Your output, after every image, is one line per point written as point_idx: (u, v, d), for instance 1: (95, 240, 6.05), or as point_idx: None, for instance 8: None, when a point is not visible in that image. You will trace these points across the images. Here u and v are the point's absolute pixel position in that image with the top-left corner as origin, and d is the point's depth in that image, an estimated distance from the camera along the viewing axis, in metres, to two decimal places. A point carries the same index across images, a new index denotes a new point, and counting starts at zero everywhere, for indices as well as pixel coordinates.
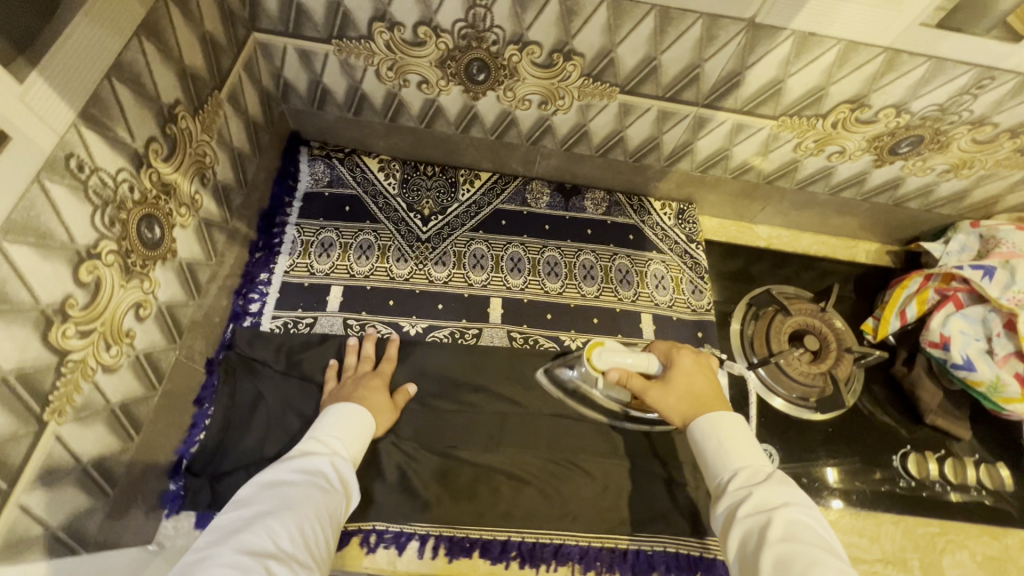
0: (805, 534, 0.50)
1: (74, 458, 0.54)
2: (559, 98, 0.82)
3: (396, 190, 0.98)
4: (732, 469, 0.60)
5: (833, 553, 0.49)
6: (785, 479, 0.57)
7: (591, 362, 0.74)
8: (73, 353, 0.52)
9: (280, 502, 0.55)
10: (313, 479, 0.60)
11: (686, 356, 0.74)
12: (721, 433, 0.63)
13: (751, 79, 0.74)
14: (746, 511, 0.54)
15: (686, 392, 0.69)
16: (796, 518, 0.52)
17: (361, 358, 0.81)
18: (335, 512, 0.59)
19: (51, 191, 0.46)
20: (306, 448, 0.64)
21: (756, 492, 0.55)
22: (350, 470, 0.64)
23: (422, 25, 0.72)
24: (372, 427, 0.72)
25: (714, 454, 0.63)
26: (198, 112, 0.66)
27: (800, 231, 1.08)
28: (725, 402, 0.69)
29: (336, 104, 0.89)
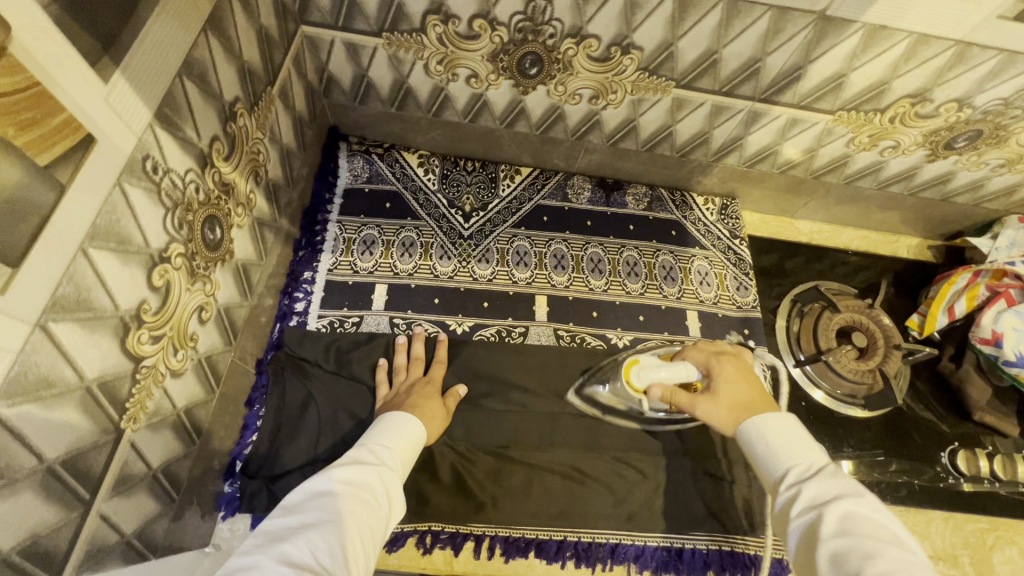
0: (861, 527, 0.44)
1: (146, 465, 0.53)
2: (611, 92, 0.80)
3: (436, 186, 0.97)
4: (783, 466, 0.54)
5: (898, 546, 0.42)
6: (840, 472, 0.50)
7: (631, 386, 0.71)
8: (146, 359, 0.50)
9: (325, 512, 0.50)
10: (358, 486, 0.55)
11: (726, 362, 0.68)
12: (768, 431, 0.57)
13: (812, 74, 0.73)
14: (799, 508, 0.48)
15: (732, 399, 0.64)
16: (853, 511, 0.45)
17: (411, 359, 0.80)
18: (377, 528, 0.53)
19: (130, 194, 0.45)
20: (354, 455, 0.60)
21: (808, 487, 0.49)
22: (396, 482, 0.59)
23: (478, 18, 0.70)
24: (422, 439, 0.68)
25: (764, 453, 0.56)
26: (254, 109, 0.65)
27: (841, 226, 1.07)
28: (774, 404, 0.62)
29: (379, 99, 0.87)
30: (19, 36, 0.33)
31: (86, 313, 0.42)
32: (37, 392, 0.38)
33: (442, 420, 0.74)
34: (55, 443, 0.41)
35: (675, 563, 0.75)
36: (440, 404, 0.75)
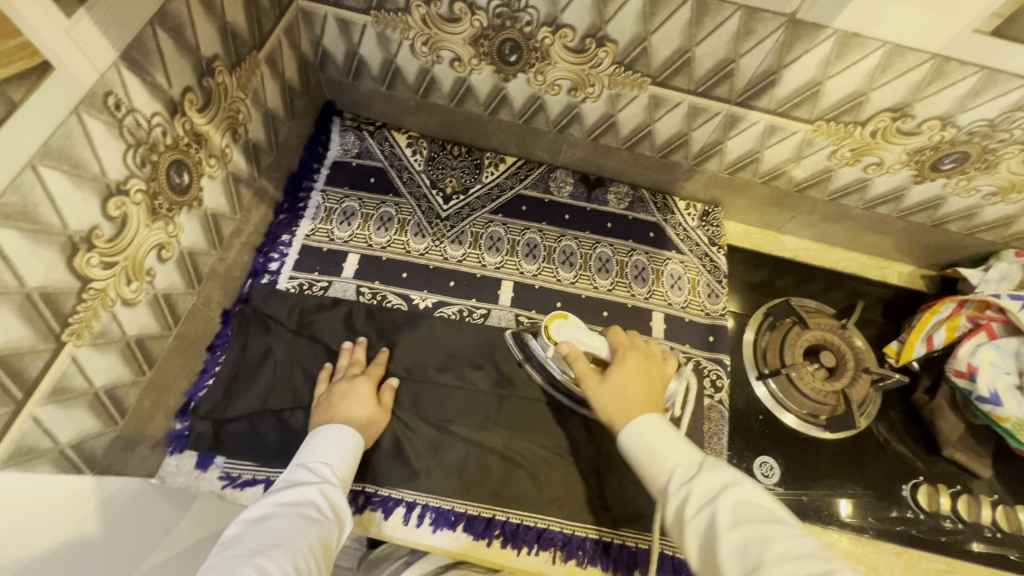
0: (749, 513, 0.51)
1: (88, 382, 0.57)
2: (589, 85, 0.81)
3: (421, 167, 1.00)
4: (666, 468, 0.58)
5: (778, 521, 0.50)
6: (715, 461, 0.57)
7: (547, 332, 0.76)
8: (96, 281, 0.55)
9: (268, 538, 0.55)
10: (302, 509, 0.59)
11: (631, 355, 0.72)
12: (646, 436, 0.61)
13: (787, 79, 0.72)
14: (691, 510, 0.53)
15: (617, 391, 0.67)
16: (738, 499, 0.52)
17: (352, 361, 0.80)
18: (327, 541, 0.58)
19: (88, 124, 0.49)
20: (294, 479, 0.63)
21: (695, 485, 0.55)
22: (342, 494, 0.64)
23: (458, 1, 0.73)
24: (361, 443, 0.71)
25: (647, 458, 0.60)
26: (236, 69, 0.69)
27: (830, 245, 1.04)
28: (654, 408, 0.66)
29: (370, 77, 0.91)
30: None
31: (31, 225, 0.46)
32: None
33: (375, 425, 0.75)
34: None
35: (601, 557, 0.75)
36: (371, 407, 0.75)
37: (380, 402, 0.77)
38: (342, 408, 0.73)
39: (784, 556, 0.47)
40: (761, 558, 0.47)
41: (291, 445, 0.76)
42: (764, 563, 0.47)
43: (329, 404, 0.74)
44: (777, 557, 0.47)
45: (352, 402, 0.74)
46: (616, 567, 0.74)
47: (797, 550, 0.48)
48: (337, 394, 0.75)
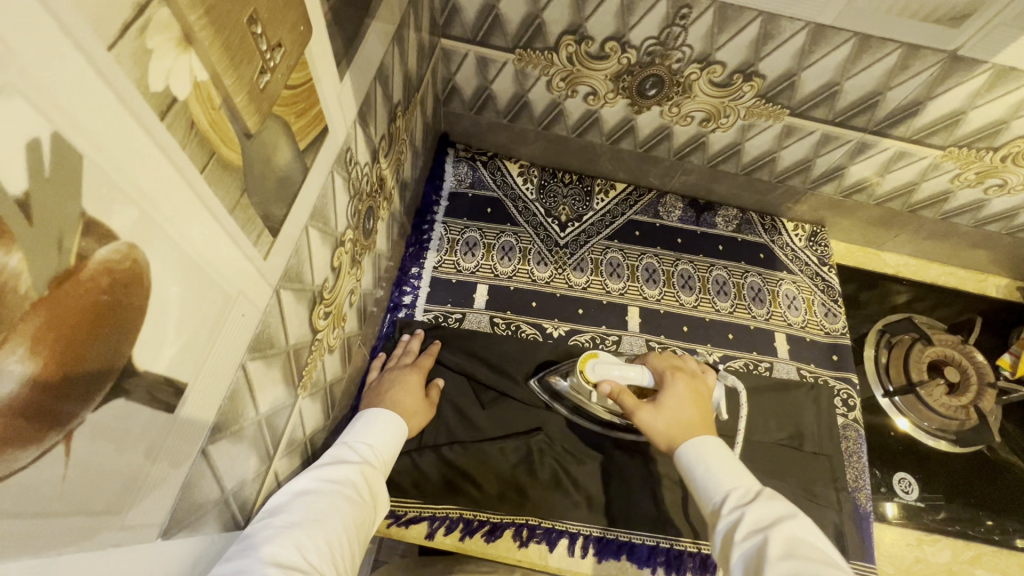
0: (803, 549, 0.48)
1: (303, 431, 0.58)
2: (724, 116, 0.84)
3: (534, 195, 1.01)
4: (721, 490, 0.57)
5: (835, 566, 0.46)
6: (775, 495, 0.55)
7: (584, 377, 0.73)
8: (319, 333, 0.55)
9: (311, 510, 0.49)
10: (345, 484, 0.54)
11: (680, 380, 0.69)
12: (707, 457, 0.60)
13: (930, 110, 0.75)
14: (742, 533, 0.51)
15: (673, 416, 0.65)
16: (795, 534, 0.50)
17: (404, 352, 0.82)
18: (362, 526, 0.53)
19: (336, 182, 0.50)
20: (335, 455, 0.59)
21: (749, 511, 0.53)
22: (379, 480, 0.59)
23: (611, 40, 0.75)
24: (404, 430, 0.68)
25: (703, 477, 0.59)
26: (405, 112, 0.70)
27: (929, 260, 1.07)
28: (711, 429, 0.65)
29: (495, 110, 0.92)
30: (315, 42, 0.38)
31: (299, 285, 0.47)
32: (265, 350, 0.42)
33: (420, 417, 0.75)
34: (267, 397, 0.45)
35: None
36: (416, 399, 0.76)
37: (427, 398, 0.78)
38: (392, 394, 0.74)
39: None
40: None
41: (453, 481, 0.76)
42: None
43: (377, 390, 0.76)
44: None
45: (402, 389, 0.75)
46: None
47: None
48: (387, 380, 0.77)
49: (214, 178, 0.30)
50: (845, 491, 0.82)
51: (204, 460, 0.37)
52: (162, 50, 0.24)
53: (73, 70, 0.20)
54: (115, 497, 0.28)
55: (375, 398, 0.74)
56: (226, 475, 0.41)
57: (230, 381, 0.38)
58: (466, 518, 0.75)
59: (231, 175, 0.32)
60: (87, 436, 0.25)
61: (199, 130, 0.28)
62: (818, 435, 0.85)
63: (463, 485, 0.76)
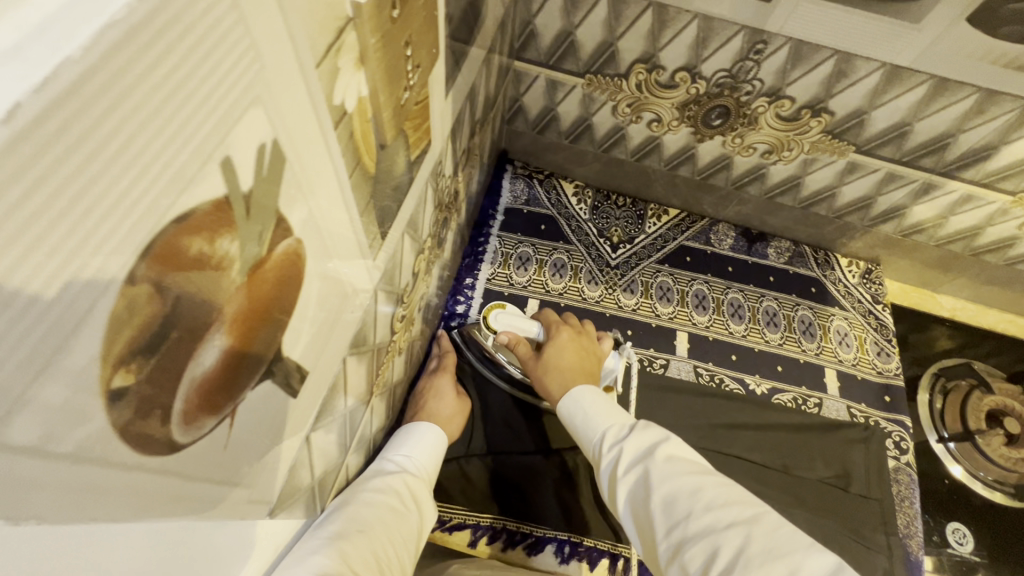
0: (678, 465, 0.53)
1: (370, 429, 0.60)
2: (787, 149, 0.84)
3: (587, 216, 1.03)
4: (599, 430, 0.61)
5: (702, 470, 0.53)
6: (644, 421, 0.60)
7: (486, 323, 0.77)
8: (394, 335, 0.58)
9: (356, 522, 0.49)
10: (391, 493, 0.56)
11: (564, 332, 0.74)
12: (583, 402, 0.63)
13: (1002, 154, 0.74)
14: (623, 470, 0.55)
15: (552, 366, 0.70)
16: (667, 455, 0.55)
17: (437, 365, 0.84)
18: (408, 533, 0.55)
19: (428, 194, 0.53)
20: (379, 468, 0.61)
21: (625, 446, 0.57)
22: (421, 488, 0.62)
23: (682, 71, 0.77)
24: (445, 446, 0.70)
25: (583, 423, 0.62)
26: (481, 129, 0.73)
27: (988, 305, 1.04)
28: (589, 379, 0.69)
29: (557, 131, 0.95)
30: (438, 64, 0.41)
31: (390, 288, 0.49)
32: (360, 347, 0.45)
33: (459, 420, 0.77)
34: (354, 393, 0.47)
35: None
36: (452, 403, 0.77)
37: (460, 396, 0.79)
38: (428, 407, 0.75)
39: (710, 504, 0.49)
40: (689, 508, 0.49)
41: (498, 491, 0.77)
42: (692, 513, 0.49)
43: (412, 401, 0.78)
44: (704, 507, 0.49)
45: (436, 400, 0.77)
46: None
47: (723, 497, 0.50)
48: (422, 395, 0.78)
49: (357, 184, 0.33)
50: (894, 536, 0.80)
51: (306, 446, 0.39)
52: (347, 68, 0.26)
53: (292, 85, 0.22)
54: (251, 472, 0.30)
55: (413, 413, 0.75)
56: (317, 464, 0.43)
57: (334, 375, 0.40)
58: (509, 529, 0.75)
59: (367, 182, 0.34)
60: (246, 410, 0.27)
61: (356, 141, 0.30)
62: (867, 477, 0.83)
63: (508, 496, 0.77)
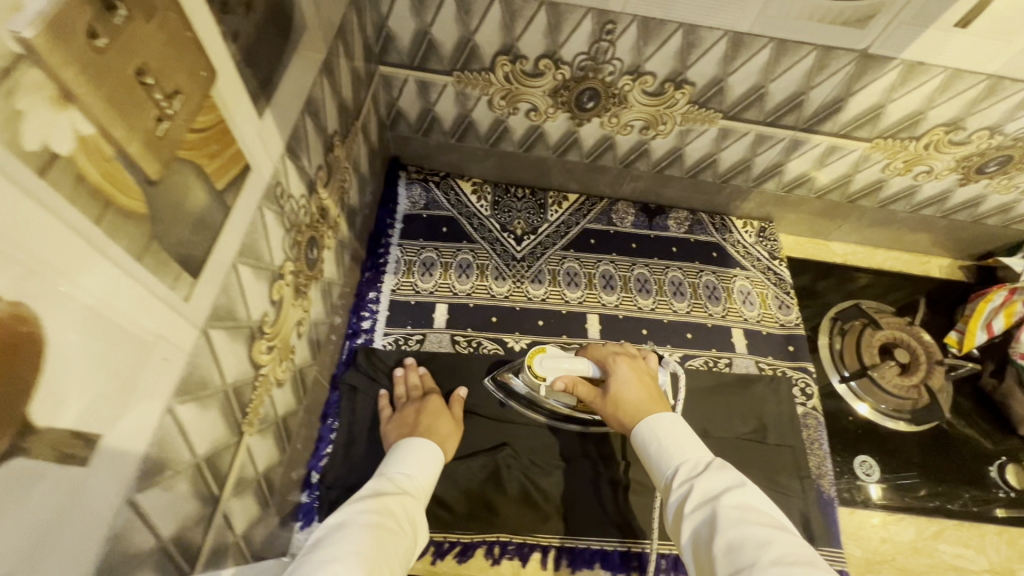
0: (753, 515, 0.52)
1: (255, 470, 0.57)
2: (661, 123, 0.86)
3: (489, 212, 1.03)
4: (673, 464, 0.61)
5: (781, 528, 0.51)
6: (725, 465, 0.59)
7: (532, 373, 0.74)
8: (263, 368, 0.55)
9: (348, 545, 0.53)
10: (385, 516, 0.58)
11: (623, 363, 0.74)
12: (660, 435, 0.64)
13: (851, 106, 0.79)
14: (692, 505, 0.55)
15: (626, 401, 0.69)
16: (742, 501, 0.53)
17: (409, 388, 0.82)
18: (404, 553, 0.57)
19: (266, 217, 0.50)
20: (374, 488, 0.63)
21: (698, 483, 0.56)
22: (416, 507, 0.63)
23: (544, 58, 0.77)
24: (440, 466, 0.71)
25: (658, 454, 0.63)
26: (344, 141, 0.71)
27: (874, 247, 1.11)
28: (664, 405, 0.69)
29: (441, 131, 0.93)
30: (220, 83, 0.38)
31: (231, 322, 0.46)
32: (197, 391, 0.42)
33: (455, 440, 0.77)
34: (203, 441, 0.45)
35: None
36: (449, 423, 0.77)
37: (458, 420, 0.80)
38: (425, 425, 0.75)
39: (777, 559, 0.47)
40: (753, 557, 0.47)
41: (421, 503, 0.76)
42: (755, 563, 0.47)
43: (405, 421, 0.76)
44: (769, 559, 0.47)
45: (433, 417, 0.76)
46: None
47: (793, 556, 0.48)
48: (413, 414, 0.77)
49: (114, 228, 0.30)
50: (806, 479, 0.83)
51: (132, 509, 0.36)
52: (33, 108, 0.24)
53: None
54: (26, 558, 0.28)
55: (412, 428, 0.74)
56: (162, 523, 0.40)
57: (155, 430, 0.37)
58: (436, 540, 0.75)
59: (134, 222, 0.32)
60: None
61: (90, 182, 0.28)
62: (779, 426, 0.87)
63: (430, 507, 0.76)
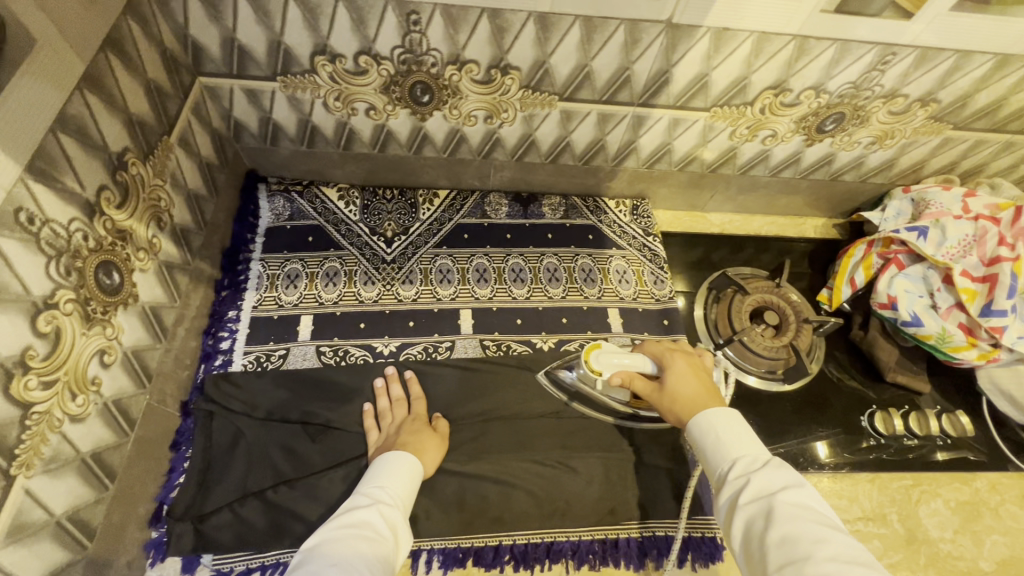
0: (810, 514, 0.51)
1: (45, 513, 0.54)
2: (503, 111, 0.85)
3: (357, 216, 1.00)
4: (728, 459, 0.59)
5: (837, 529, 0.50)
6: (783, 464, 0.57)
7: (588, 367, 0.77)
8: (37, 405, 0.52)
9: (332, 559, 0.53)
10: (361, 529, 0.59)
11: (679, 357, 0.72)
12: (716, 429, 0.62)
13: (677, 77, 0.79)
14: (746, 498, 0.54)
15: (676, 394, 0.68)
16: (798, 499, 0.52)
17: (392, 401, 0.82)
18: (388, 558, 0.57)
19: (3, 247, 0.47)
20: (350, 504, 0.63)
21: (755, 478, 0.55)
22: (395, 514, 0.63)
23: (362, 55, 0.75)
24: (422, 475, 0.72)
25: (713, 447, 0.61)
26: (148, 158, 0.68)
27: (749, 214, 1.13)
28: (718, 400, 0.66)
29: (288, 139, 0.91)
30: None
31: None
32: None
33: (436, 448, 0.77)
34: None
35: (613, 555, 0.77)
36: (427, 433, 0.77)
37: (436, 429, 0.80)
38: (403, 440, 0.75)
39: (833, 557, 0.46)
40: (808, 552, 0.47)
41: (279, 524, 0.73)
42: (810, 557, 0.46)
43: (388, 440, 0.76)
44: (825, 556, 0.46)
45: (408, 432, 0.76)
46: (627, 561, 0.77)
47: (849, 556, 0.47)
48: (394, 433, 0.77)
49: None
50: (681, 450, 0.84)
51: None
52: None
53: None
54: None
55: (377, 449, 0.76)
56: None
57: None
58: None
59: None
60: None
61: None
62: None
63: (290, 526, 0.73)
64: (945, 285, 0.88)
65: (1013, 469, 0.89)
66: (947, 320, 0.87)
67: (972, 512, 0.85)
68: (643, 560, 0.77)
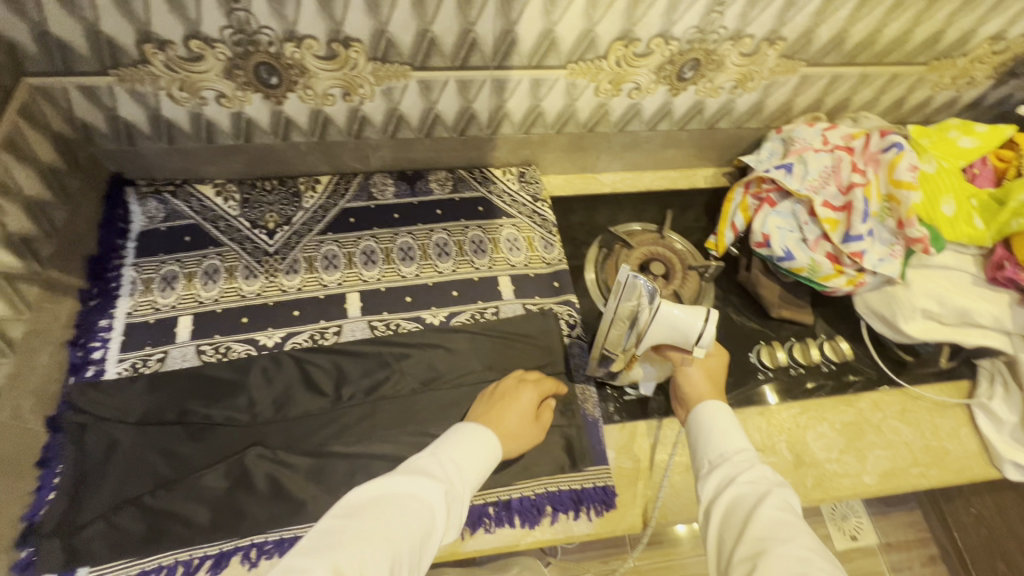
0: (793, 512, 0.55)
1: None
2: (359, 87, 0.84)
3: (237, 211, 0.97)
4: (735, 443, 0.63)
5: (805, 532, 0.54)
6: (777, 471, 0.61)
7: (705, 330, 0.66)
8: None
9: (378, 527, 0.53)
10: (424, 505, 0.57)
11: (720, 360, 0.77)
12: (733, 420, 0.65)
13: (523, 35, 0.79)
14: (744, 478, 0.58)
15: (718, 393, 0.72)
16: (788, 497, 0.56)
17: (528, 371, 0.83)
18: (434, 541, 0.56)
19: None
20: (422, 467, 0.61)
21: (758, 468, 0.59)
22: (458, 502, 0.60)
23: (191, 39, 0.73)
24: (498, 458, 0.69)
25: (722, 428, 0.64)
26: None
27: (640, 171, 1.14)
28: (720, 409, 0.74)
29: (145, 136, 0.88)
30: None
31: None
32: None
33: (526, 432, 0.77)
34: None
35: (506, 518, 0.77)
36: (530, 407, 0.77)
37: (538, 419, 0.78)
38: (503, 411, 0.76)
39: (809, 546, 0.50)
40: (787, 536, 0.51)
41: (158, 527, 0.71)
42: (789, 539, 0.50)
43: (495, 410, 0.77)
44: (804, 543, 0.50)
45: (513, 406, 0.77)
46: (522, 519, 0.78)
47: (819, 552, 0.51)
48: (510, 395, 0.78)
49: None
50: (572, 405, 0.86)
51: None
52: None
53: None
54: None
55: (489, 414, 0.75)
56: None
57: None
58: (184, 559, 0.71)
59: None
60: None
61: None
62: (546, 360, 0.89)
63: (169, 527, 0.72)
64: (811, 217, 0.91)
65: (893, 386, 0.93)
66: (815, 252, 0.90)
67: (856, 432, 0.89)
68: (539, 518, 0.78)
